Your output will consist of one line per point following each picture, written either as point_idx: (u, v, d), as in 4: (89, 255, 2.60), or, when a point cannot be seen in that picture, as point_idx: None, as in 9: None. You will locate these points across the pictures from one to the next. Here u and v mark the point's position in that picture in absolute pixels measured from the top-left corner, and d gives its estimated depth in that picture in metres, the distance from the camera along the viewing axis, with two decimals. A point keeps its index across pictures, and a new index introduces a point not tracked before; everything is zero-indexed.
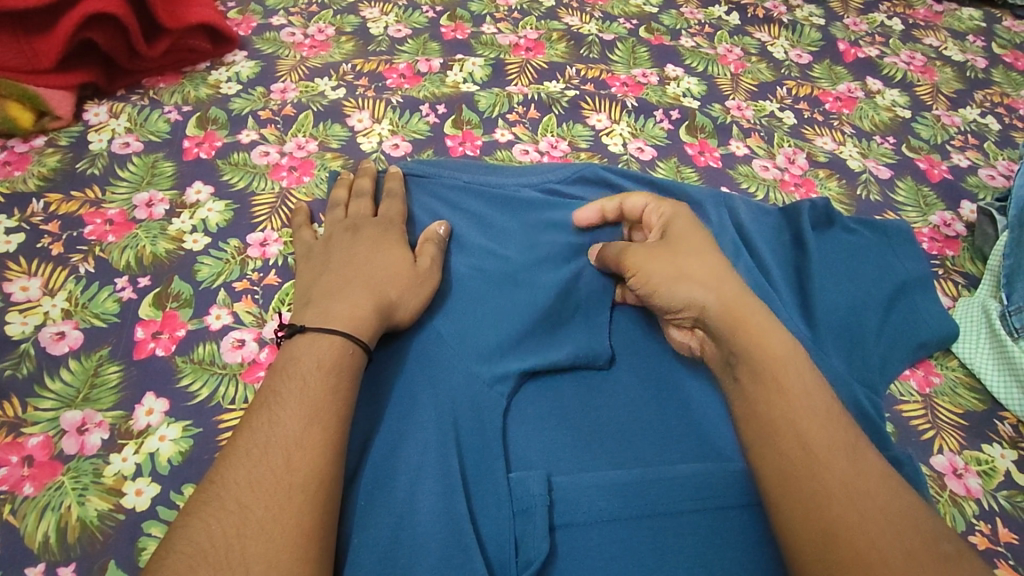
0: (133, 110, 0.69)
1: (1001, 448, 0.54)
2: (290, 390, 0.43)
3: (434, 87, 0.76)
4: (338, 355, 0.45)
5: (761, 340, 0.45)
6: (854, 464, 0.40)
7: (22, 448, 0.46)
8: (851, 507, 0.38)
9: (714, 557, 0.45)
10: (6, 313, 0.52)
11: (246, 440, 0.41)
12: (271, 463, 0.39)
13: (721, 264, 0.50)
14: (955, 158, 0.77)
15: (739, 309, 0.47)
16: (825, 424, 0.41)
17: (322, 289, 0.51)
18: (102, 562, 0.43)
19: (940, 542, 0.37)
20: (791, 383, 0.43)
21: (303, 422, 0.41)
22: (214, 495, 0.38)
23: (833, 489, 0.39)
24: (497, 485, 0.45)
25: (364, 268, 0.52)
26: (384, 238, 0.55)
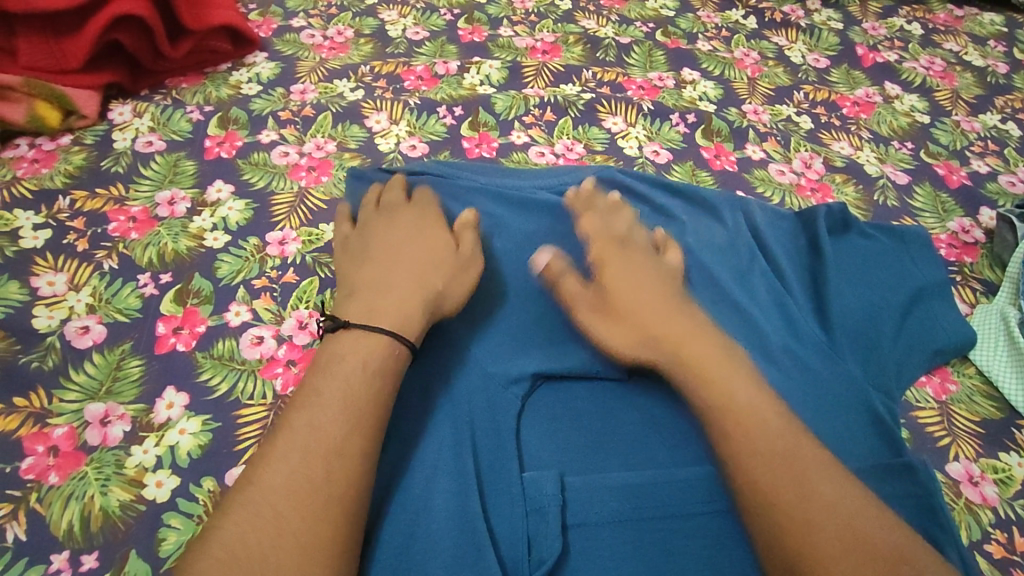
0: (156, 110, 0.71)
1: (1018, 456, 0.53)
2: (333, 391, 0.43)
3: (451, 89, 0.77)
4: (385, 357, 0.46)
5: (704, 380, 0.45)
6: (809, 499, 0.40)
7: (48, 438, 0.47)
8: (800, 541, 0.38)
9: (722, 559, 0.45)
10: (33, 307, 0.54)
11: (287, 440, 0.41)
12: (302, 459, 0.40)
13: (651, 303, 0.50)
14: (975, 165, 0.77)
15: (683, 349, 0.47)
16: (777, 463, 0.41)
17: (366, 283, 0.51)
18: (122, 552, 0.44)
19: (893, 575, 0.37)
20: (743, 427, 0.42)
21: (343, 427, 0.42)
22: (247, 490, 0.39)
23: (787, 522, 0.39)
24: (511, 484, 0.46)
25: (406, 263, 0.52)
26: (427, 232, 0.55)
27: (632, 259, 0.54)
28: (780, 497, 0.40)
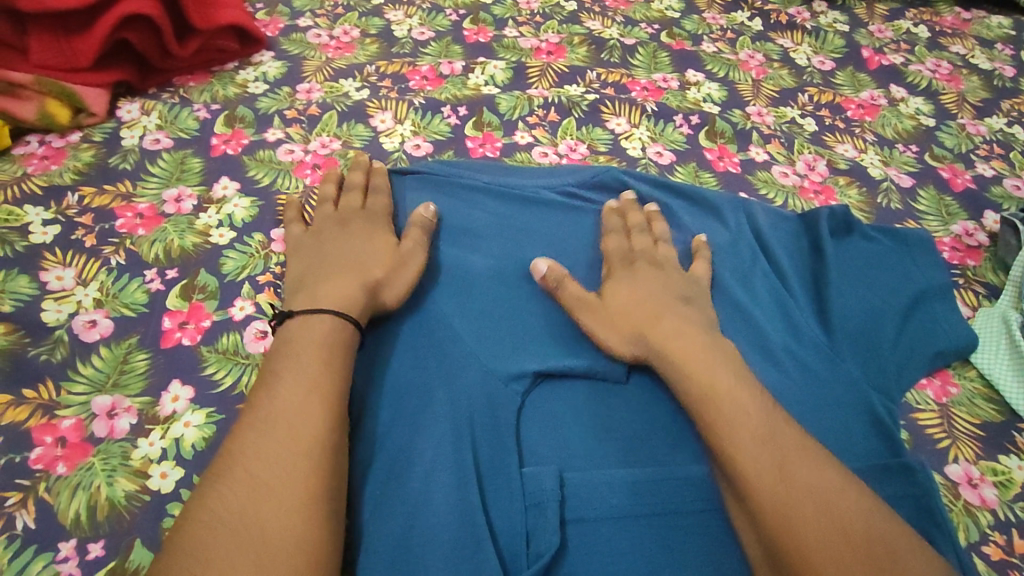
0: (164, 108, 0.71)
1: (1018, 459, 0.53)
2: (287, 368, 0.46)
3: (456, 89, 0.77)
4: (327, 330, 0.48)
5: (692, 376, 0.47)
6: (788, 477, 0.42)
7: (56, 429, 0.48)
8: (785, 519, 0.40)
9: (719, 554, 0.45)
10: (42, 301, 0.54)
11: (251, 416, 0.43)
12: (274, 433, 0.42)
13: (649, 312, 0.52)
14: (979, 168, 0.76)
15: (676, 347, 0.49)
16: (757, 445, 0.43)
17: (311, 276, 0.54)
18: (128, 541, 0.44)
19: (874, 543, 0.39)
20: (729, 415, 0.45)
21: (302, 394, 0.44)
22: (225, 469, 0.41)
23: (768, 500, 0.41)
24: (510, 479, 0.46)
25: (348, 254, 0.55)
26: (370, 225, 0.58)
27: (644, 273, 0.56)
28: (761, 479, 0.42)
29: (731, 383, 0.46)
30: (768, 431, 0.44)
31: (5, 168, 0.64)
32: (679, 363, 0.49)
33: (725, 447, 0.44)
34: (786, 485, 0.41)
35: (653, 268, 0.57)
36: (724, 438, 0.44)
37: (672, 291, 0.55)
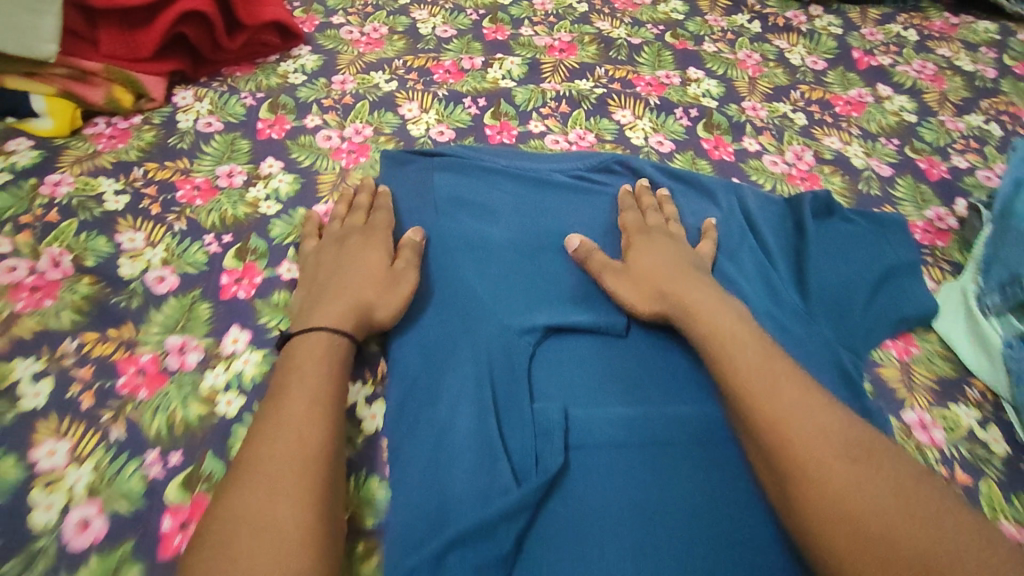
0: (215, 95, 0.80)
1: (966, 407, 0.60)
2: (292, 384, 0.50)
3: (476, 82, 0.85)
4: (325, 346, 0.53)
5: (703, 322, 0.55)
6: (778, 395, 0.48)
7: (137, 361, 0.56)
8: (777, 428, 0.47)
9: (705, 477, 0.52)
10: (118, 258, 0.63)
11: (260, 429, 0.47)
12: (284, 440, 0.46)
13: (660, 271, 0.61)
14: (955, 160, 0.83)
15: (688, 300, 0.57)
16: (754, 371, 0.50)
17: (312, 293, 0.59)
18: (201, 452, 0.52)
19: (852, 447, 0.45)
20: (731, 351, 0.52)
21: (306, 408, 0.49)
22: (241, 473, 0.44)
23: (763, 413, 0.48)
24: (523, 413, 0.54)
25: (346, 271, 0.60)
26: (369, 242, 0.63)
27: (659, 241, 0.64)
28: (757, 399, 0.49)
29: (733, 326, 0.54)
30: (761, 361, 0.51)
31: (79, 144, 0.72)
32: (688, 312, 0.57)
33: (727, 376, 0.51)
34: (777, 402, 0.48)
35: (667, 237, 0.65)
36: (726, 369, 0.52)
37: (683, 257, 0.62)
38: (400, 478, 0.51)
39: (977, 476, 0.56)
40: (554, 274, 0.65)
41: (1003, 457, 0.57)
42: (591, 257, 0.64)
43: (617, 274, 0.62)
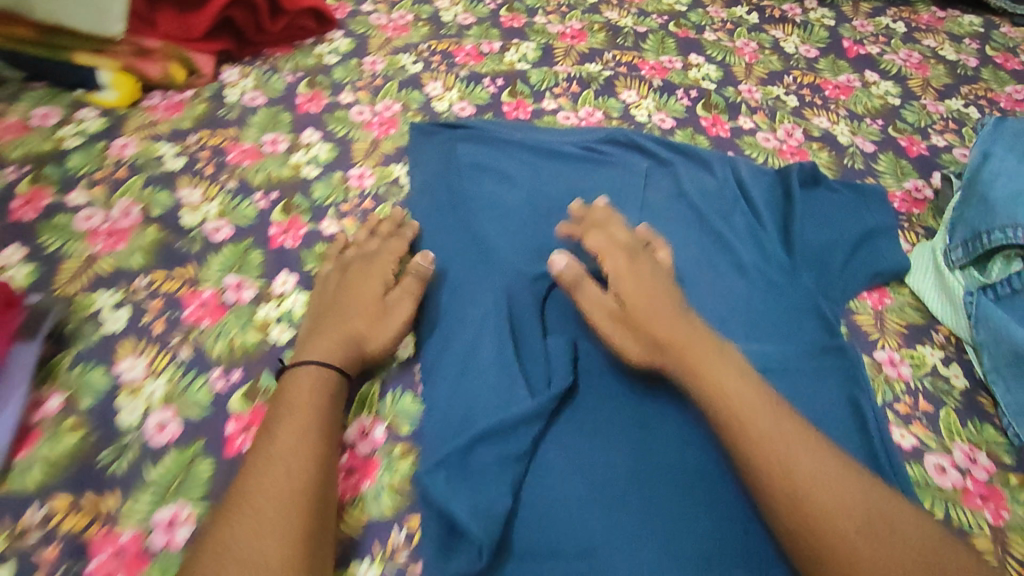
0: (258, 73, 0.87)
1: (931, 348, 0.68)
2: (283, 414, 0.52)
3: (494, 65, 0.93)
4: (315, 379, 0.54)
5: (707, 375, 0.53)
6: (797, 468, 0.47)
7: (199, 296, 0.64)
8: (808, 504, 0.45)
9: (694, 399, 0.60)
10: (179, 210, 0.71)
11: (250, 462, 0.48)
12: (275, 470, 0.47)
13: (650, 312, 0.58)
14: (934, 139, 0.90)
15: (687, 348, 0.55)
16: (771, 436, 0.49)
17: (309, 325, 0.61)
18: (258, 371, 0.60)
19: (879, 525, 0.44)
20: (743, 414, 0.50)
21: (297, 437, 0.50)
22: (234, 504, 0.46)
23: (792, 488, 0.46)
24: (537, 342, 0.62)
25: (342, 303, 0.61)
26: (368, 271, 0.64)
27: (647, 264, 0.63)
28: (782, 471, 0.47)
29: (738, 380, 0.52)
30: (775, 426, 0.49)
31: (139, 114, 0.80)
32: (689, 362, 0.54)
33: (744, 442, 0.49)
34: (803, 477, 0.46)
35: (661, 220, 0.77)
36: (740, 425, 0.50)
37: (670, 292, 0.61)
38: (431, 391, 0.59)
39: (937, 404, 0.64)
40: (564, 232, 0.73)
41: (962, 390, 0.65)
42: (580, 289, 0.63)
43: (608, 317, 0.60)
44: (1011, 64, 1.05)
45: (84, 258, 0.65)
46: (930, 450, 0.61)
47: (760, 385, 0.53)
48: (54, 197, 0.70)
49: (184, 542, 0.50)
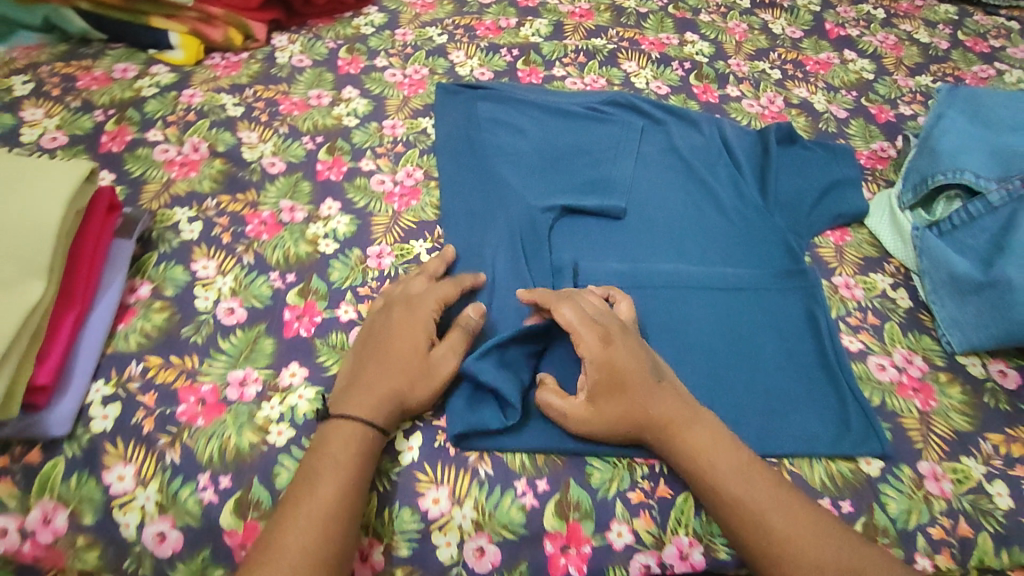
0: (304, 40, 0.99)
1: (883, 276, 0.79)
2: (326, 468, 0.54)
3: (511, 38, 1.05)
4: (358, 437, 0.57)
5: (684, 444, 0.58)
6: (770, 528, 0.53)
7: (259, 216, 0.76)
8: (790, 558, 0.52)
9: (674, 309, 0.73)
10: (240, 148, 0.83)
11: (289, 513, 0.52)
12: (312, 534, 0.51)
13: (633, 397, 0.59)
14: (902, 109, 1.01)
15: (664, 418, 0.59)
16: (744, 494, 0.55)
17: (351, 369, 0.62)
18: (309, 275, 0.72)
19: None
20: (715, 476, 0.56)
21: (339, 492, 0.53)
22: (270, 556, 0.49)
23: (773, 544, 0.53)
24: (545, 262, 0.75)
25: (381, 350, 0.61)
26: (411, 315, 0.63)
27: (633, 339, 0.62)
28: (763, 530, 0.54)
29: (707, 442, 0.58)
30: (746, 486, 0.56)
31: (203, 70, 0.92)
32: (670, 429, 0.59)
33: (725, 503, 0.55)
34: (779, 532, 0.53)
35: (655, 167, 0.88)
36: (718, 491, 0.56)
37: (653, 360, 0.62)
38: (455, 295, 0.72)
39: (883, 319, 0.75)
40: (569, 176, 0.85)
41: (906, 309, 0.76)
42: (551, 402, 0.61)
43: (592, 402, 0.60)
44: (980, 47, 1.15)
45: (163, 182, 0.78)
46: (873, 352, 0.72)
47: (729, 439, 0.59)
48: (136, 134, 0.82)
49: (252, 398, 0.62)
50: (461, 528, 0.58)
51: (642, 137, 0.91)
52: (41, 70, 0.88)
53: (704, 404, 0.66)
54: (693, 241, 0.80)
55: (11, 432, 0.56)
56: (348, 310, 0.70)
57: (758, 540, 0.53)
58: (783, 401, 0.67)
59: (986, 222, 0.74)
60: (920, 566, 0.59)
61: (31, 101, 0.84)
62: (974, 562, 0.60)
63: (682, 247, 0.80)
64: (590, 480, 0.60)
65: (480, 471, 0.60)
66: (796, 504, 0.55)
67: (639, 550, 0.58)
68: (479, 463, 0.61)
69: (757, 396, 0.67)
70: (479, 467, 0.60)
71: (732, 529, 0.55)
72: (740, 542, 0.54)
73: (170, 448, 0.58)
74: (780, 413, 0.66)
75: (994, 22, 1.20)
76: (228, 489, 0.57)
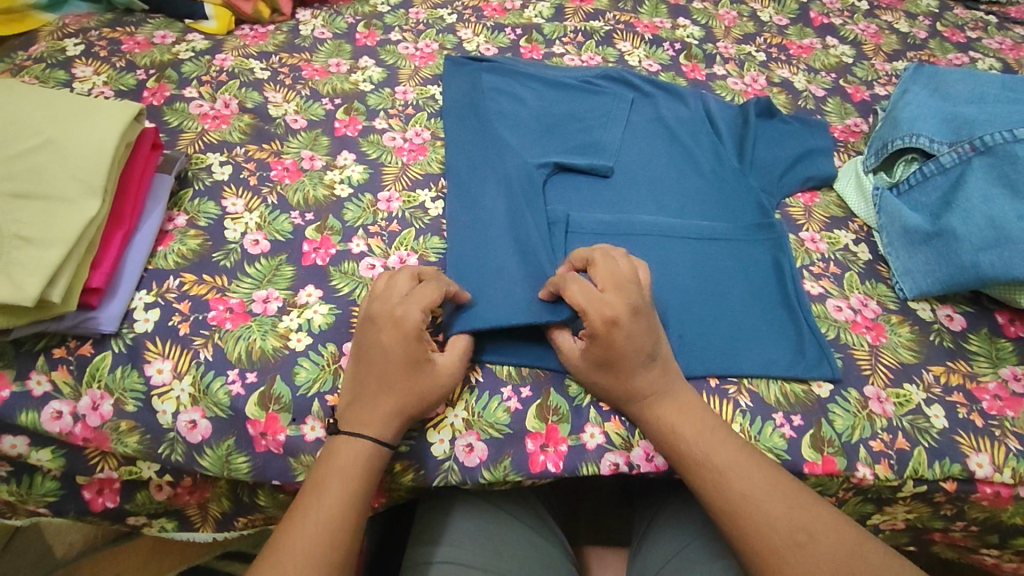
0: (326, 15, 1.08)
1: (847, 233, 0.87)
2: (333, 478, 0.59)
3: (515, 18, 1.13)
4: (365, 452, 0.61)
5: (659, 415, 0.64)
6: (730, 492, 0.60)
7: (282, 163, 0.85)
8: (746, 518, 0.59)
9: (655, 254, 0.81)
10: (267, 106, 0.92)
11: (297, 518, 0.58)
12: (317, 541, 0.56)
13: (618, 374, 0.64)
14: (877, 90, 1.09)
15: (643, 391, 0.65)
16: (710, 460, 0.62)
17: (353, 385, 0.64)
18: (326, 215, 0.81)
19: (797, 534, 0.58)
20: (684, 444, 0.63)
21: (343, 505, 0.58)
22: (280, 558, 0.55)
23: (733, 506, 0.60)
24: (537, 208, 0.82)
25: (379, 367, 0.63)
26: (400, 332, 0.62)
27: (641, 328, 0.64)
28: (725, 494, 0.60)
29: (681, 414, 0.64)
30: (712, 453, 0.62)
31: (234, 39, 1.01)
32: (648, 401, 0.65)
33: (693, 468, 0.62)
34: (739, 497, 0.60)
35: (643, 133, 0.95)
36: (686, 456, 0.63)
37: (653, 343, 0.65)
38: (454, 235, 0.80)
39: (844, 269, 0.83)
40: (563, 140, 0.92)
41: (865, 260, 0.84)
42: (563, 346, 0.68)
43: (584, 370, 0.66)
44: (957, 37, 1.22)
45: (197, 132, 0.87)
46: (833, 296, 0.80)
47: (703, 411, 0.65)
48: (174, 90, 0.92)
49: (275, 311, 0.71)
50: (454, 426, 0.67)
51: (632, 109, 0.98)
52: (90, 34, 0.97)
53: (675, 329, 0.74)
54: (674, 199, 0.88)
55: (67, 325, 0.65)
56: (359, 243, 0.79)
57: (723, 502, 0.60)
58: (745, 332, 0.75)
59: (938, 181, 0.82)
60: (861, 473, 0.67)
61: (81, 60, 0.93)
62: (909, 471, 0.67)
63: (664, 205, 0.87)
64: (567, 388, 0.70)
65: (473, 378, 0.70)
66: (760, 473, 0.61)
67: (609, 450, 0.67)
68: (472, 371, 0.70)
69: (722, 327, 0.75)
70: (471, 375, 0.70)
71: (699, 491, 0.62)
72: (705, 501, 0.62)
73: (203, 348, 0.68)
74: (741, 343, 0.74)
75: (973, 15, 1.27)
76: (254, 383, 0.66)
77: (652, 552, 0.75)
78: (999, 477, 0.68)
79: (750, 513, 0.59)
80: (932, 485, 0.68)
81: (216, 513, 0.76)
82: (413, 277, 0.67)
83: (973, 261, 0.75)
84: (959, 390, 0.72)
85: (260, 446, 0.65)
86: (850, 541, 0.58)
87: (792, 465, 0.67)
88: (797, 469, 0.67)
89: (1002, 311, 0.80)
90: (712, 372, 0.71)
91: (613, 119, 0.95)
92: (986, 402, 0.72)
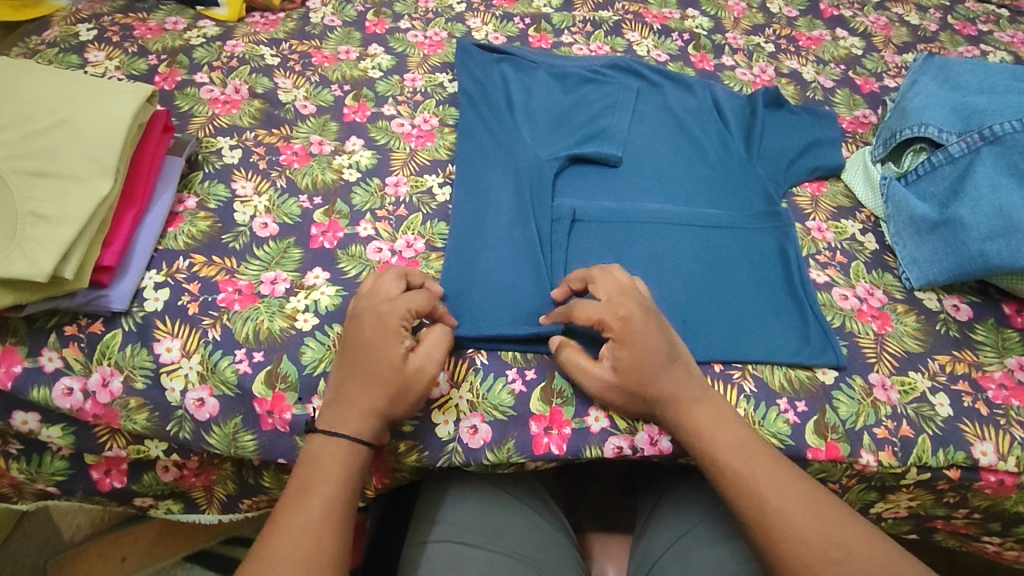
0: (336, 3, 1.08)
1: (854, 222, 0.87)
2: (319, 483, 0.58)
3: (524, 7, 1.13)
4: (346, 457, 0.60)
5: (688, 421, 0.63)
6: (763, 501, 0.59)
7: (291, 148, 0.86)
8: (777, 529, 0.57)
9: (661, 243, 0.81)
10: (276, 91, 0.93)
11: (283, 519, 0.56)
12: (306, 542, 0.55)
13: (643, 379, 0.63)
14: (886, 82, 1.09)
15: (671, 397, 0.64)
16: (741, 468, 0.61)
17: (334, 384, 0.63)
18: (334, 199, 0.81)
19: (831, 549, 0.56)
20: (715, 451, 0.62)
21: (327, 505, 0.57)
22: (266, 561, 0.53)
23: (765, 517, 0.58)
24: (544, 198, 0.82)
25: (358, 363, 0.62)
26: (383, 328, 0.63)
27: (654, 331, 0.64)
28: (756, 503, 0.59)
29: (711, 421, 0.63)
30: (743, 461, 0.61)
31: (244, 26, 1.02)
32: (677, 407, 0.64)
33: (725, 476, 0.61)
34: (773, 508, 0.58)
35: (650, 123, 0.95)
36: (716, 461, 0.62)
37: (674, 346, 0.65)
38: (461, 223, 0.80)
39: (851, 258, 0.83)
40: (571, 129, 0.92)
41: (872, 250, 0.84)
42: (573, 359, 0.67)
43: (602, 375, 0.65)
44: (968, 30, 1.21)
45: (208, 116, 0.88)
46: (839, 284, 0.80)
47: (735, 419, 0.64)
48: (185, 75, 0.92)
49: (282, 293, 0.72)
50: (458, 408, 0.68)
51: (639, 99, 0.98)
52: (102, 19, 0.98)
53: (680, 315, 0.74)
54: (681, 189, 0.88)
55: (78, 302, 0.66)
56: (367, 227, 0.79)
57: (755, 513, 0.59)
58: (750, 321, 0.75)
59: (946, 171, 0.82)
60: (865, 460, 0.67)
61: (94, 45, 0.94)
62: (913, 459, 0.67)
63: (670, 195, 0.87)
64: None
65: (477, 360, 0.70)
66: (790, 481, 0.60)
67: (613, 434, 0.68)
68: (477, 354, 0.71)
69: (726, 315, 0.75)
70: (476, 357, 0.71)
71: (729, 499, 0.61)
72: (736, 509, 0.60)
73: (212, 328, 0.68)
74: (745, 331, 0.74)
75: (985, 9, 1.26)
76: (261, 363, 0.67)
77: (655, 538, 0.75)
78: (1003, 465, 0.68)
79: (782, 524, 0.57)
80: (936, 473, 0.68)
81: (222, 496, 0.77)
82: (400, 277, 0.67)
83: (980, 251, 0.75)
84: (965, 378, 0.72)
85: (267, 424, 0.66)
86: (862, 535, 0.57)
87: (794, 450, 0.67)
88: (800, 455, 0.67)
89: (1009, 301, 0.80)
90: (716, 357, 0.72)
91: (620, 108, 0.95)
92: (992, 391, 0.72)
